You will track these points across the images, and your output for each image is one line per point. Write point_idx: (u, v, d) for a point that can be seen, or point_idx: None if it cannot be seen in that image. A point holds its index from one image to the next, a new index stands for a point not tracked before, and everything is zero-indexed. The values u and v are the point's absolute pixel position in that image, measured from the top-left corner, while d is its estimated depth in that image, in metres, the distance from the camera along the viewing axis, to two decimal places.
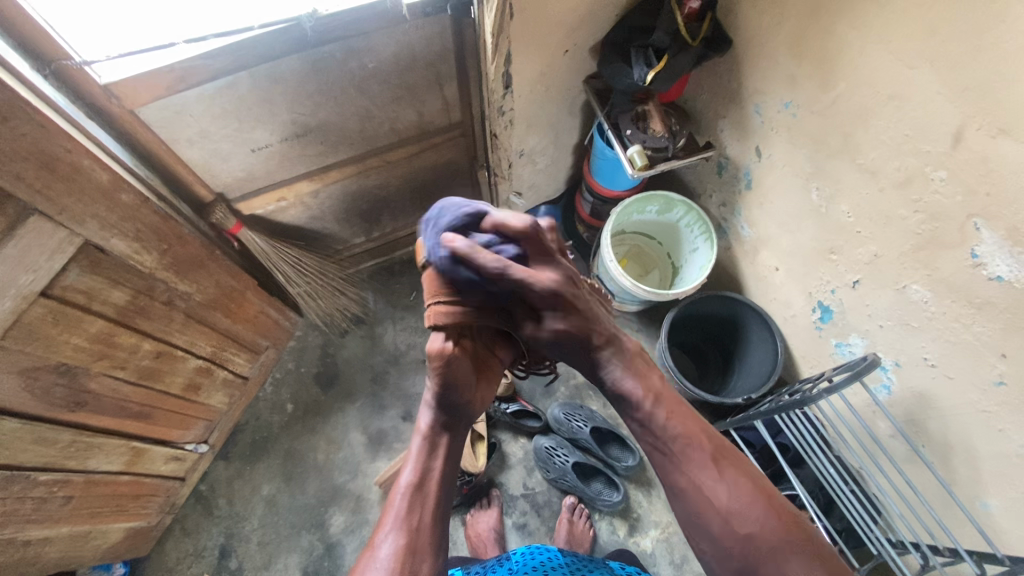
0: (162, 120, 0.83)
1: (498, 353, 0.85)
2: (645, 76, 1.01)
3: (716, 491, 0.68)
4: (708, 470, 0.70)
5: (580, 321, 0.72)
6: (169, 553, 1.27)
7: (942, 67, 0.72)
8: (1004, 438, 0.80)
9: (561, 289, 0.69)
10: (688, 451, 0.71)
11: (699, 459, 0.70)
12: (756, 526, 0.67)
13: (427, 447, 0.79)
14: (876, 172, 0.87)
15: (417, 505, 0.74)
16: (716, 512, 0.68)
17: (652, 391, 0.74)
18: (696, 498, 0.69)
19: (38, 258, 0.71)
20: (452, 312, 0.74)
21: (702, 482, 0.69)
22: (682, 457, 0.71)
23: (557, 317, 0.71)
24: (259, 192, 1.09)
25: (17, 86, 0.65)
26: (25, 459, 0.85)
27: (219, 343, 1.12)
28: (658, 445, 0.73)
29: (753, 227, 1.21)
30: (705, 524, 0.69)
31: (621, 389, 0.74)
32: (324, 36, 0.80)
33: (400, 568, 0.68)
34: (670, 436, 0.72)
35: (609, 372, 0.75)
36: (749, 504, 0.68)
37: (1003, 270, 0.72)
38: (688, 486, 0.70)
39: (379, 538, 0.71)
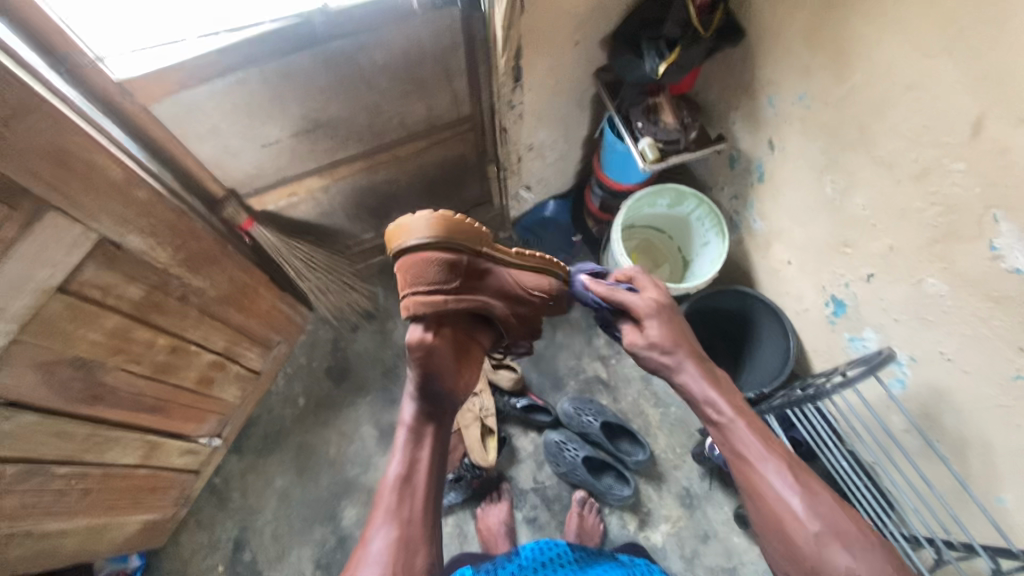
0: (175, 116, 0.84)
1: (480, 339, 0.84)
2: (657, 68, 1.00)
3: (791, 495, 0.70)
4: (786, 476, 0.71)
5: (671, 333, 0.82)
6: (184, 545, 1.29)
7: (961, 57, 0.71)
8: (1021, 432, 0.79)
9: (660, 307, 0.85)
10: (765, 455, 0.73)
11: (779, 465, 0.72)
12: (829, 530, 0.68)
13: (413, 438, 0.78)
14: (892, 164, 0.86)
15: (408, 496, 0.75)
16: (791, 514, 0.69)
17: (738, 405, 0.78)
18: (771, 501, 0.71)
19: (55, 254, 0.71)
20: (430, 302, 0.74)
21: (779, 486, 0.71)
22: (758, 462, 0.73)
23: (656, 327, 0.83)
24: (270, 187, 1.09)
25: (33, 83, 0.65)
26: (44, 453, 0.86)
27: (232, 338, 1.13)
28: (733, 449, 0.76)
29: (765, 221, 1.20)
30: (779, 525, 0.70)
31: (704, 397, 0.79)
32: (334, 31, 0.80)
33: (392, 561, 0.70)
34: (749, 443, 0.74)
35: (689, 380, 0.81)
36: (824, 509, 0.69)
37: (1022, 263, 0.71)
38: (762, 488, 0.72)
39: (371, 531, 0.73)
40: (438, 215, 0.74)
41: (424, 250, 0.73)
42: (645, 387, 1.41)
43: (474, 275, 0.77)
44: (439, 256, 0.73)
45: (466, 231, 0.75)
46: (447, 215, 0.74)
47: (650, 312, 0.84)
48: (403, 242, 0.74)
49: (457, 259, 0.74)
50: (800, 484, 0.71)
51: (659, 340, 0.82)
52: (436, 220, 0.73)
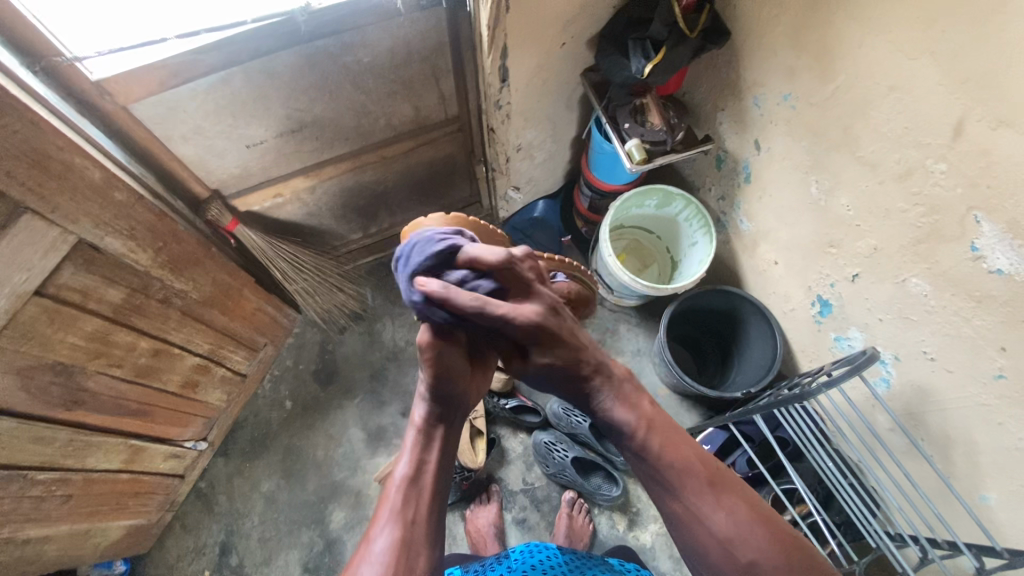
0: (155, 116, 0.83)
1: (492, 345, 0.81)
2: (643, 69, 1.00)
3: (713, 521, 0.66)
4: (707, 497, 0.67)
5: (570, 353, 0.71)
6: (170, 550, 1.28)
7: (942, 58, 0.71)
8: (1003, 431, 0.80)
9: (541, 320, 0.67)
10: (683, 478, 0.69)
11: (695, 488, 0.68)
12: (758, 553, 0.64)
13: (422, 439, 0.76)
14: (875, 165, 0.86)
15: (413, 498, 0.72)
16: (715, 541, 0.66)
17: (646, 416, 0.72)
18: (696, 528, 0.67)
19: (31, 257, 0.70)
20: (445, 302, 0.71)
21: (700, 510, 0.67)
22: (677, 486, 0.69)
23: (540, 348, 0.71)
24: (255, 188, 1.08)
25: (7, 84, 0.64)
26: (23, 459, 0.85)
27: (217, 341, 1.12)
28: (652, 476, 0.70)
29: (752, 221, 1.20)
30: (704, 554, 0.67)
31: (612, 420, 0.72)
32: (317, 31, 0.80)
33: (395, 563, 0.66)
34: (663, 464, 0.69)
35: (602, 403, 0.73)
36: (748, 526, 0.66)
37: (1003, 263, 0.71)
38: (686, 514, 0.68)
39: (373, 531, 0.69)
40: (452, 217, 0.83)
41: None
42: None
43: None
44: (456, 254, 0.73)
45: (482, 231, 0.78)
46: (457, 217, 0.83)
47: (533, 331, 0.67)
48: (421, 241, 0.74)
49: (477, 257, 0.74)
50: (722, 499, 0.67)
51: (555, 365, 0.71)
52: (455, 218, 0.75)
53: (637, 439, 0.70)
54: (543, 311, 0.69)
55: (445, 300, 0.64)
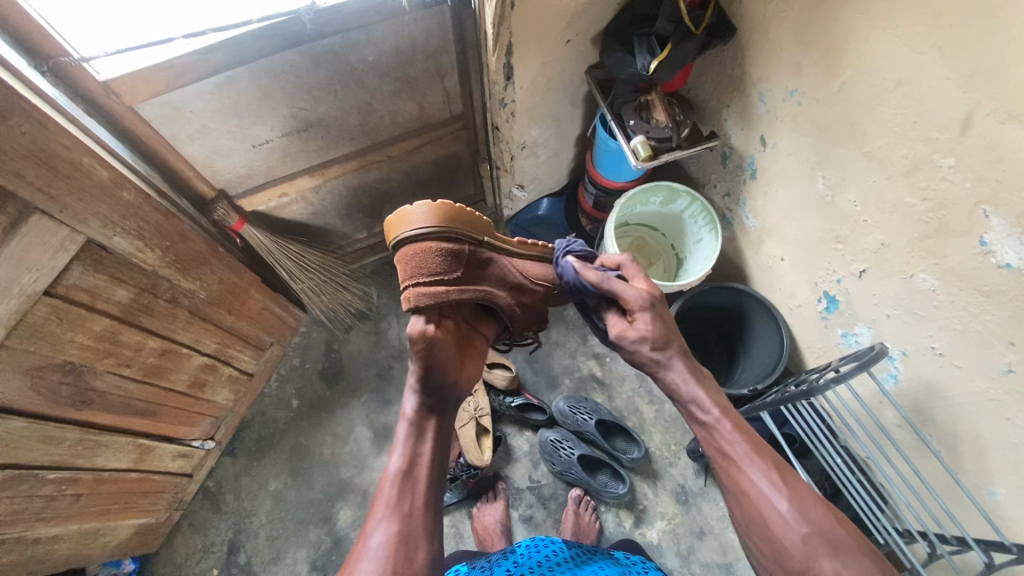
0: (162, 116, 0.83)
1: (481, 330, 0.88)
2: (649, 65, 0.99)
3: (778, 495, 0.69)
4: (771, 475, 0.71)
5: (665, 328, 0.77)
6: (178, 549, 1.28)
7: (949, 52, 0.71)
8: (1012, 426, 0.79)
9: (653, 299, 0.78)
10: (751, 455, 0.72)
11: (764, 465, 0.71)
12: (814, 530, 0.67)
13: (414, 433, 0.76)
14: (882, 160, 0.86)
15: (408, 491, 0.72)
16: (778, 513, 0.69)
17: (722, 402, 0.75)
18: (757, 503, 0.70)
19: (40, 257, 0.71)
20: (431, 293, 0.76)
21: (763, 486, 0.70)
22: (746, 463, 0.72)
23: (644, 319, 0.77)
24: (261, 188, 1.09)
25: (16, 84, 0.64)
26: (34, 458, 0.85)
27: (224, 340, 1.13)
28: (722, 451, 0.73)
29: (758, 217, 1.20)
30: (765, 527, 0.69)
31: (692, 396, 0.76)
32: (323, 29, 0.80)
33: (393, 557, 0.67)
34: (733, 442, 0.73)
35: (679, 382, 0.76)
36: (809, 508, 0.69)
37: (1011, 257, 0.71)
38: (749, 489, 0.71)
39: (370, 527, 0.70)
40: (438, 205, 0.76)
41: (425, 240, 0.76)
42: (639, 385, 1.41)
43: (473, 267, 0.80)
44: (439, 247, 0.76)
45: (465, 219, 0.78)
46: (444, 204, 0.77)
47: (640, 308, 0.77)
48: (401, 233, 0.76)
49: (458, 249, 0.77)
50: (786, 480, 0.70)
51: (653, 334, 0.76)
52: (437, 206, 0.76)
53: (714, 417, 0.74)
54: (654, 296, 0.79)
55: (579, 271, 0.81)
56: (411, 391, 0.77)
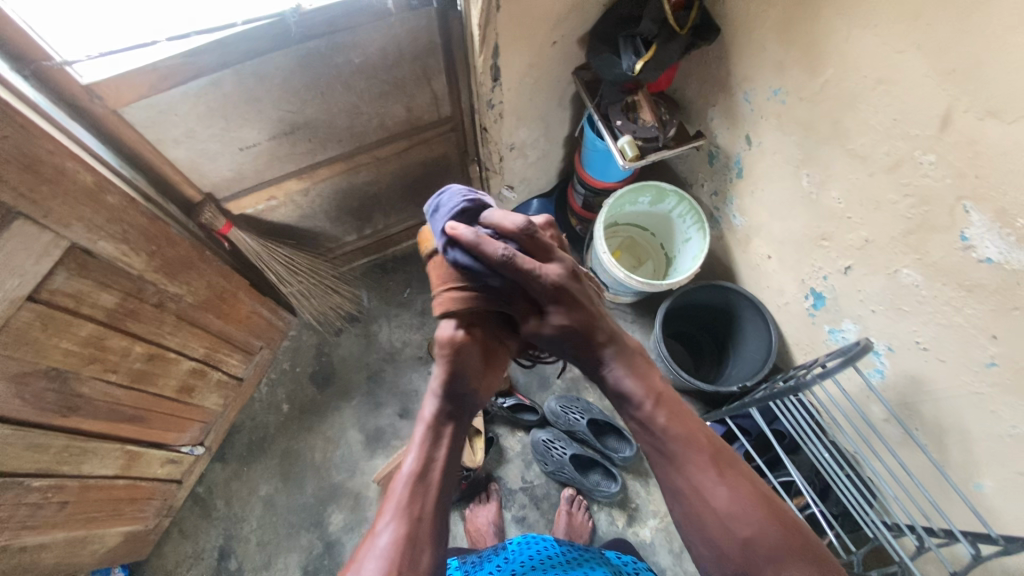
0: (147, 120, 0.82)
1: (508, 342, 0.83)
2: (633, 66, 1.00)
3: (716, 493, 0.69)
4: (708, 472, 0.71)
5: (580, 318, 0.75)
6: (168, 556, 1.27)
7: (929, 50, 0.72)
8: (997, 419, 0.80)
9: (560, 284, 0.73)
10: (687, 450, 0.72)
11: (696, 460, 0.72)
12: (752, 525, 0.68)
13: (431, 436, 0.77)
14: (865, 157, 0.87)
15: (419, 494, 0.71)
16: (711, 511, 0.69)
17: (655, 391, 0.76)
18: (695, 501, 0.70)
19: (24, 262, 0.70)
20: (461, 297, 0.74)
21: (701, 484, 0.70)
22: (681, 458, 0.72)
23: (559, 308, 0.74)
24: (249, 191, 1.08)
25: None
26: (19, 466, 0.84)
27: (213, 344, 1.12)
28: (659, 447, 0.74)
29: (745, 216, 1.21)
30: (702, 526, 0.70)
31: (624, 388, 0.76)
32: (308, 32, 0.80)
33: (399, 557, 0.65)
34: (670, 437, 0.73)
35: (612, 374, 0.77)
36: (744, 503, 0.69)
37: (993, 252, 0.72)
38: (687, 489, 0.71)
39: (379, 526, 0.69)
40: (470, 217, 0.77)
41: None
42: None
43: None
44: None
45: None
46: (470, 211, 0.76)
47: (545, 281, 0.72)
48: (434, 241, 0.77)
49: None
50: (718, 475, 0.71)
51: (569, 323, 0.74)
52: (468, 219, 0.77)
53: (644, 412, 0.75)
54: (564, 272, 0.74)
55: (475, 246, 0.69)
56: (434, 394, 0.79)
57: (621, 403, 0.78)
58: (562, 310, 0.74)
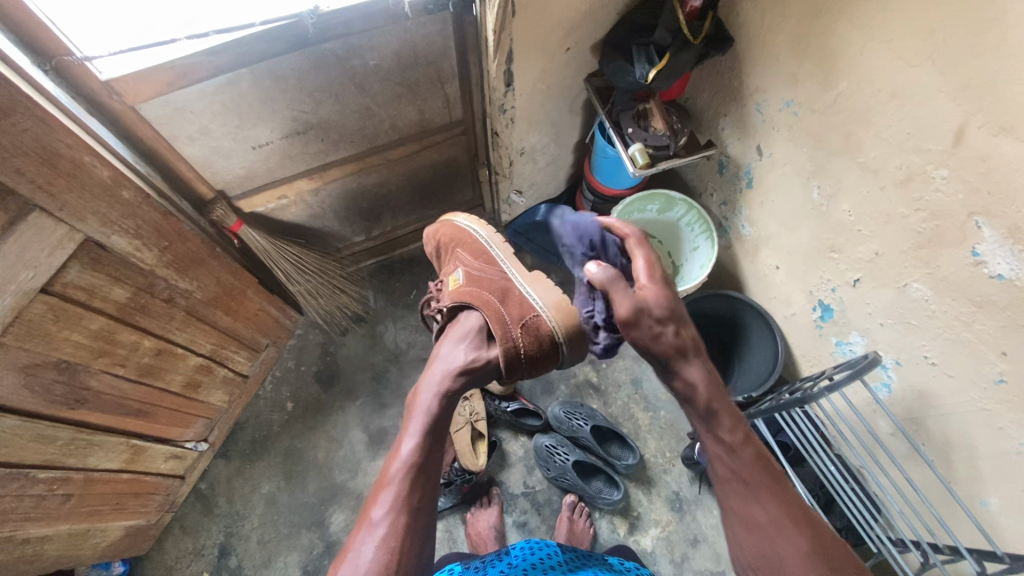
0: (163, 117, 0.83)
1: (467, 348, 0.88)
2: (648, 74, 1.00)
3: (796, 535, 0.66)
4: (787, 512, 0.67)
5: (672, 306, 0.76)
6: (168, 552, 1.27)
7: (943, 65, 0.72)
8: (1004, 435, 0.80)
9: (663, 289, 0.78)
10: (767, 484, 0.69)
11: (781, 495, 0.69)
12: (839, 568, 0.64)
13: (434, 426, 0.74)
14: (877, 171, 0.87)
15: (418, 483, 0.69)
16: (795, 556, 0.64)
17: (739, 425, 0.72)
18: (773, 536, 0.66)
19: (38, 254, 0.70)
20: (520, 367, 0.83)
21: (780, 521, 0.66)
22: (759, 491, 0.69)
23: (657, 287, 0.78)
24: (260, 189, 1.09)
25: (15, 79, 0.64)
26: (25, 457, 0.85)
27: (220, 341, 1.13)
28: (737, 475, 0.70)
29: (753, 226, 1.21)
30: (781, 566, 0.65)
31: (709, 403, 0.72)
32: (325, 34, 0.80)
33: (399, 547, 0.64)
34: (752, 470, 0.70)
35: (691, 378, 0.73)
36: (829, 548, 0.65)
37: (1004, 268, 0.72)
38: (765, 521, 0.67)
39: (375, 515, 0.66)
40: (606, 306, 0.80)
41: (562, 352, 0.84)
42: (636, 391, 1.41)
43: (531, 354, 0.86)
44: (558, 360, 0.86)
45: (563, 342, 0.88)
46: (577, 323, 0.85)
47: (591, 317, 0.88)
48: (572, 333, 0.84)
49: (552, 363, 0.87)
50: (800, 521, 0.67)
51: (665, 308, 0.75)
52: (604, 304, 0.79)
53: (728, 441, 0.71)
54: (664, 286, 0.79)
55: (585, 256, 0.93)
56: (438, 390, 0.77)
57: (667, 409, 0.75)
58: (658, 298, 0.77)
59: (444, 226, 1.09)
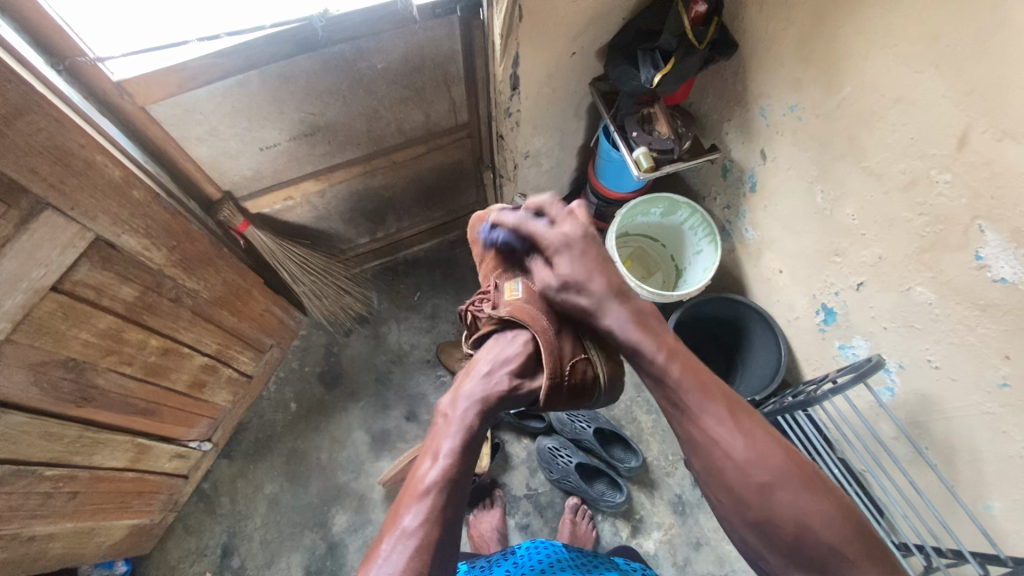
0: (173, 118, 0.84)
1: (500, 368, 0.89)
2: (653, 78, 1.01)
3: (732, 441, 0.68)
4: (724, 422, 0.69)
5: (583, 267, 0.78)
6: (171, 552, 1.27)
7: (947, 71, 0.73)
8: (1007, 439, 0.80)
9: (572, 240, 0.80)
10: (702, 401, 0.70)
11: (717, 413, 0.69)
12: (772, 476, 0.66)
13: (468, 444, 0.73)
14: (880, 175, 0.88)
15: (450, 497, 0.68)
16: (732, 462, 0.67)
17: (667, 347, 0.73)
18: (712, 451, 0.68)
19: (50, 253, 0.71)
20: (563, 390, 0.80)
21: (717, 435, 0.68)
22: (699, 412, 0.70)
23: (566, 256, 0.79)
24: (267, 189, 1.09)
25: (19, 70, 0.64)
26: (32, 454, 0.85)
27: (225, 341, 1.13)
28: (675, 402, 0.72)
29: (757, 229, 1.22)
30: (724, 476, 0.68)
31: (631, 340, 0.74)
32: (334, 37, 0.81)
33: (431, 559, 0.63)
34: (686, 391, 0.71)
35: (616, 322, 0.76)
36: (762, 445, 0.67)
37: (1007, 272, 0.72)
38: (702, 438, 0.69)
39: (407, 524, 0.65)
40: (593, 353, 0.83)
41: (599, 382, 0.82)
42: (639, 394, 1.42)
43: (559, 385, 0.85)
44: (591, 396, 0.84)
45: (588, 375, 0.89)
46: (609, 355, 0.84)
47: (552, 333, 0.81)
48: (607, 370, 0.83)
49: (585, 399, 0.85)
50: (739, 421, 0.69)
51: (570, 276, 0.78)
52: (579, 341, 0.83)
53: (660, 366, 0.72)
54: (573, 238, 0.81)
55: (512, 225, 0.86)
56: (475, 403, 0.77)
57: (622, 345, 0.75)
58: (570, 261, 0.79)
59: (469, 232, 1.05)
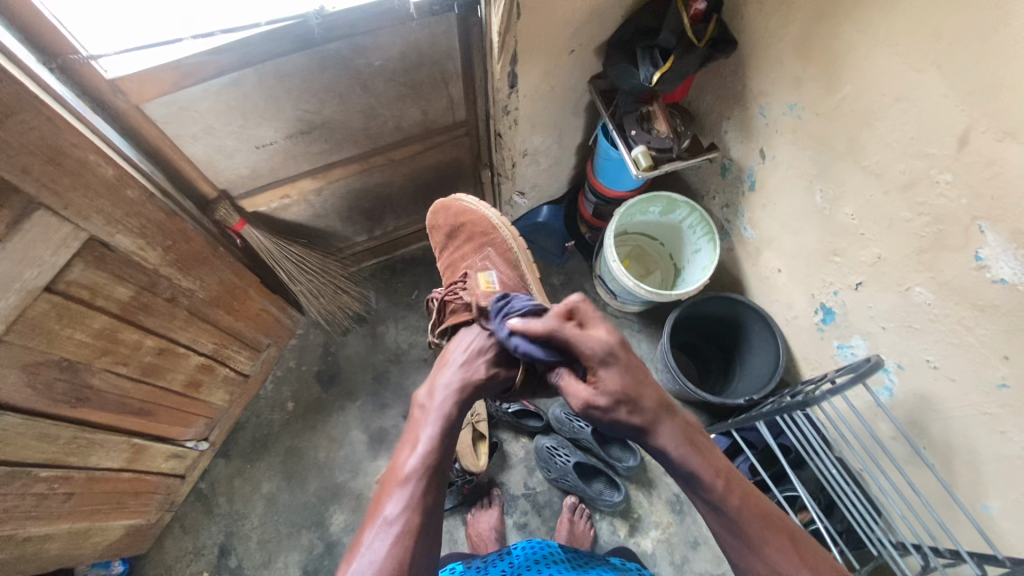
0: (168, 116, 0.83)
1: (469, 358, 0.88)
2: (651, 76, 1.01)
3: (797, 574, 0.64)
4: (787, 553, 0.66)
5: (632, 380, 0.69)
6: (168, 552, 1.27)
7: (947, 70, 0.72)
8: (1006, 440, 0.80)
9: (614, 348, 0.70)
10: (763, 531, 0.67)
11: (778, 545, 0.66)
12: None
13: (447, 431, 0.73)
14: (880, 175, 0.87)
15: (431, 484, 0.68)
16: None
17: (724, 470, 0.69)
18: None
19: (43, 253, 0.70)
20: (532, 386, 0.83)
21: (780, 567, 0.65)
22: (759, 542, 0.66)
23: (612, 368, 0.69)
24: (263, 188, 1.09)
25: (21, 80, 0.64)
26: (27, 455, 0.84)
27: (221, 340, 1.12)
28: (733, 531, 0.68)
29: (756, 228, 1.22)
30: None
31: (684, 464, 0.68)
32: (331, 34, 0.80)
33: (413, 545, 0.63)
34: (747, 522, 0.67)
35: (668, 443, 0.69)
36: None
37: (1007, 273, 0.72)
38: (764, 570, 0.66)
39: (389, 511, 0.65)
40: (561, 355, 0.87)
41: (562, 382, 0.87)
42: None
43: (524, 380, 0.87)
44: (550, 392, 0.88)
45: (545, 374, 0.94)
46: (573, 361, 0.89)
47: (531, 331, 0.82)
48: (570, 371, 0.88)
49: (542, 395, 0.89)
50: (802, 554, 0.66)
51: (620, 391, 0.68)
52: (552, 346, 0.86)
53: (719, 493, 0.68)
54: (613, 345, 0.71)
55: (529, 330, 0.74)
56: (453, 392, 0.76)
57: (677, 469, 0.69)
58: (618, 372, 0.69)
59: (433, 232, 1.13)
